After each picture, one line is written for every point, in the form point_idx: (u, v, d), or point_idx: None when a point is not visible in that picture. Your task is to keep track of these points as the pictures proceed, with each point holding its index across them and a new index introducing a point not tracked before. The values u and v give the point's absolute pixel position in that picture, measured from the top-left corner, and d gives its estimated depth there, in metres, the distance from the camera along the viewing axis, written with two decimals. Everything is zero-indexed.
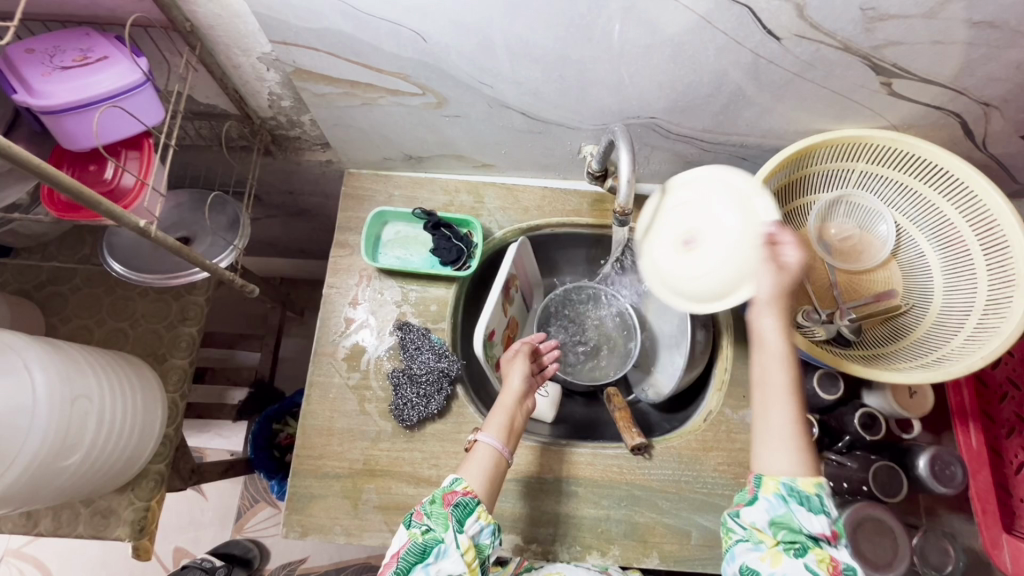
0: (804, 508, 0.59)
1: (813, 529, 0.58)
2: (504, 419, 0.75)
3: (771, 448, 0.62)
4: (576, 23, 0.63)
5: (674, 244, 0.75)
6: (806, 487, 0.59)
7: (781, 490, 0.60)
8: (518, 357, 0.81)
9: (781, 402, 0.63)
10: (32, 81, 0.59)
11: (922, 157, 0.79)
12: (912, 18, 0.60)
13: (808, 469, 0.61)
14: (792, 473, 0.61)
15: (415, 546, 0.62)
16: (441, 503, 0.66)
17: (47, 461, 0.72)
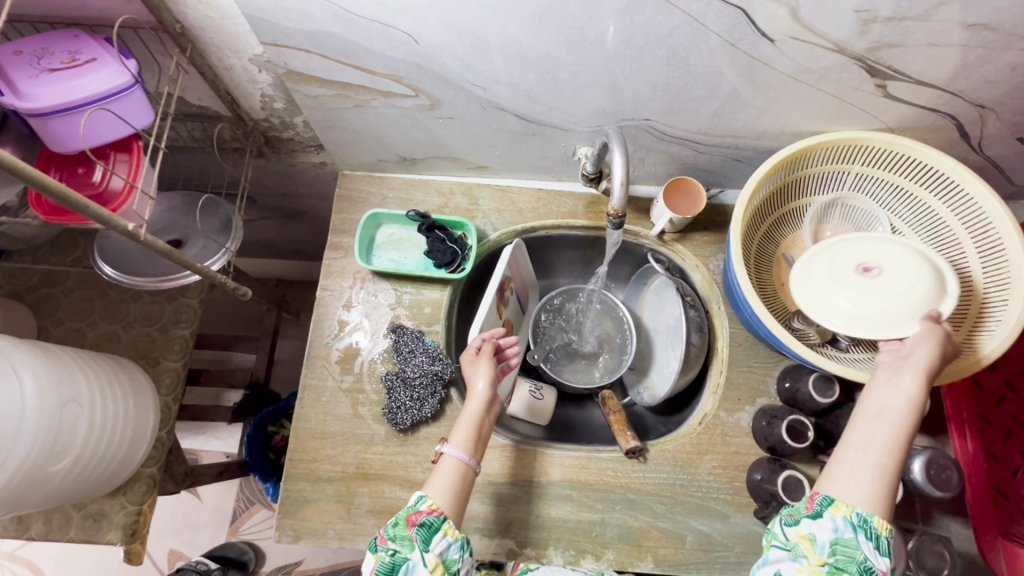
0: (870, 543, 0.58)
1: (870, 563, 0.58)
2: (470, 427, 0.73)
3: (857, 474, 0.61)
4: (569, 24, 0.63)
5: (867, 254, 0.76)
6: (878, 526, 0.59)
7: (853, 517, 0.59)
8: (482, 359, 0.78)
9: (886, 442, 0.62)
10: (20, 84, 0.59)
11: (918, 159, 0.78)
12: (907, 21, 0.60)
13: (885, 511, 0.60)
14: (870, 508, 0.59)
15: (383, 568, 0.62)
16: (405, 525, 0.65)
17: (36, 466, 0.72)
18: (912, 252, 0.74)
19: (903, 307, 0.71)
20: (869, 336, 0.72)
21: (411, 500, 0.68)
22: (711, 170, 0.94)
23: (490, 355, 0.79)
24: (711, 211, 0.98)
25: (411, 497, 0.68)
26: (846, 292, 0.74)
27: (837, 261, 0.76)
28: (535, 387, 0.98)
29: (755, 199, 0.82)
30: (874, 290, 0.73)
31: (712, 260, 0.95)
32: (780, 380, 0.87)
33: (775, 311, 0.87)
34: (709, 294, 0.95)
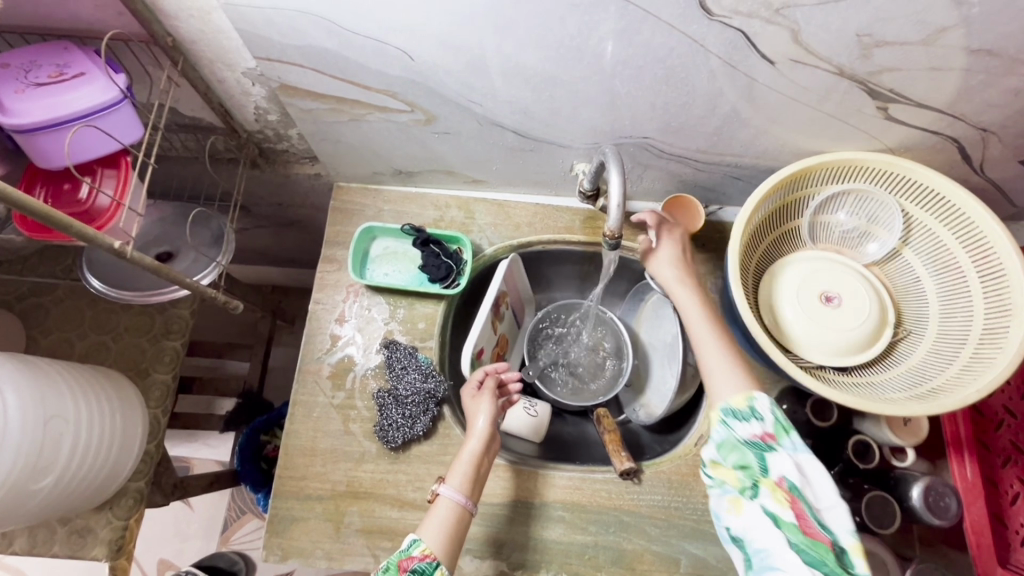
0: (741, 424, 0.64)
1: (755, 438, 0.62)
2: (469, 465, 0.72)
3: (715, 381, 0.69)
4: (566, 44, 0.62)
5: (839, 285, 0.82)
6: (740, 403, 0.65)
7: (721, 418, 0.65)
8: (485, 396, 0.78)
9: (709, 340, 0.73)
10: (5, 99, 0.58)
11: (919, 181, 0.78)
12: (910, 45, 0.59)
13: (740, 389, 0.67)
14: (728, 399, 0.66)
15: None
16: (396, 571, 0.62)
17: (18, 485, 0.70)
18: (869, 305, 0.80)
19: (830, 339, 0.78)
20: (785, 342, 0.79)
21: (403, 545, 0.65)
22: (709, 188, 0.93)
23: (491, 391, 0.79)
24: (709, 228, 0.97)
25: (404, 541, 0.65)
26: (796, 305, 0.81)
27: (808, 279, 0.82)
28: (529, 403, 0.95)
29: (754, 218, 0.81)
30: (821, 316, 0.80)
31: (709, 278, 0.94)
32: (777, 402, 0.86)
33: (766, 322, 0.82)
34: None
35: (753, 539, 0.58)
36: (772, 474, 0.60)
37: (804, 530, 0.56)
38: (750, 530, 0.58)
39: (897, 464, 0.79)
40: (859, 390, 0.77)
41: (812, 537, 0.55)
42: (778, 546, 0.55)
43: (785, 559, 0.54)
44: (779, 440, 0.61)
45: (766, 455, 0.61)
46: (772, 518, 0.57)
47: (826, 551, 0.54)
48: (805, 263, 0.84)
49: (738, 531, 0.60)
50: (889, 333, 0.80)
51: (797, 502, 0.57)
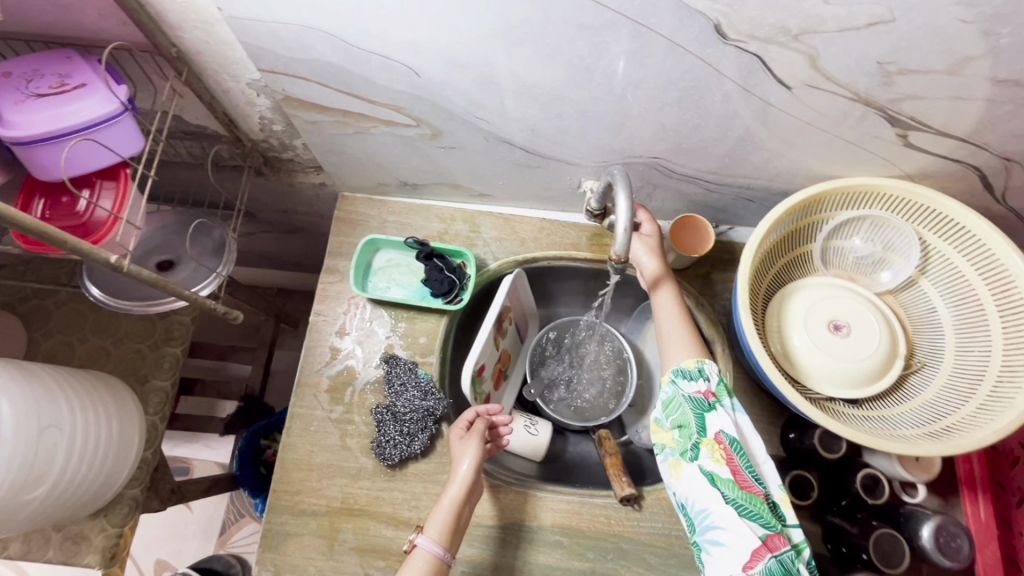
0: (686, 383, 0.68)
1: (698, 398, 0.66)
2: (448, 514, 0.71)
3: (671, 350, 0.73)
4: (576, 64, 0.60)
5: (850, 313, 0.79)
6: (690, 365, 0.69)
7: (671, 378, 0.69)
8: (474, 440, 0.76)
9: (672, 315, 0.76)
10: (4, 111, 0.57)
11: (938, 210, 0.75)
12: (933, 74, 0.57)
13: (692, 354, 0.71)
14: (680, 362, 0.70)
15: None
16: None
17: (11, 495, 0.70)
18: (881, 334, 0.78)
19: (842, 369, 0.76)
20: (795, 371, 0.77)
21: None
22: (720, 208, 0.91)
23: (480, 435, 0.77)
24: (719, 249, 0.95)
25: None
26: (806, 333, 0.78)
27: (817, 306, 0.80)
28: (530, 421, 0.95)
29: (766, 242, 0.79)
30: (831, 346, 0.77)
31: (718, 299, 0.92)
32: (783, 430, 0.84)
33: (773, 346, 0.80)
34: (713, 336, 0.90)
35: (694, 501, 0.63)
36: (711, 432, 0.64)
37: (740, 485, 0.61)
38: (691, 489, 0.63)
39: (908, 500, 0.78)
40: (870, 424, 0.75)
41: (748, 491, 0.61)
42: (718, 504, 0.61)
43: (724, 516, 0.60)
44: (720, 399, 0.66)
45: (707, 414, 0.65)
46: (711, 477, 0.62)
47: (759, 503, 0.60)
48: (815, 290, 0.82)
49: (680, 491, 0.64)
50: (901, 365, 0.78)
51: (733, 459, 0.62)
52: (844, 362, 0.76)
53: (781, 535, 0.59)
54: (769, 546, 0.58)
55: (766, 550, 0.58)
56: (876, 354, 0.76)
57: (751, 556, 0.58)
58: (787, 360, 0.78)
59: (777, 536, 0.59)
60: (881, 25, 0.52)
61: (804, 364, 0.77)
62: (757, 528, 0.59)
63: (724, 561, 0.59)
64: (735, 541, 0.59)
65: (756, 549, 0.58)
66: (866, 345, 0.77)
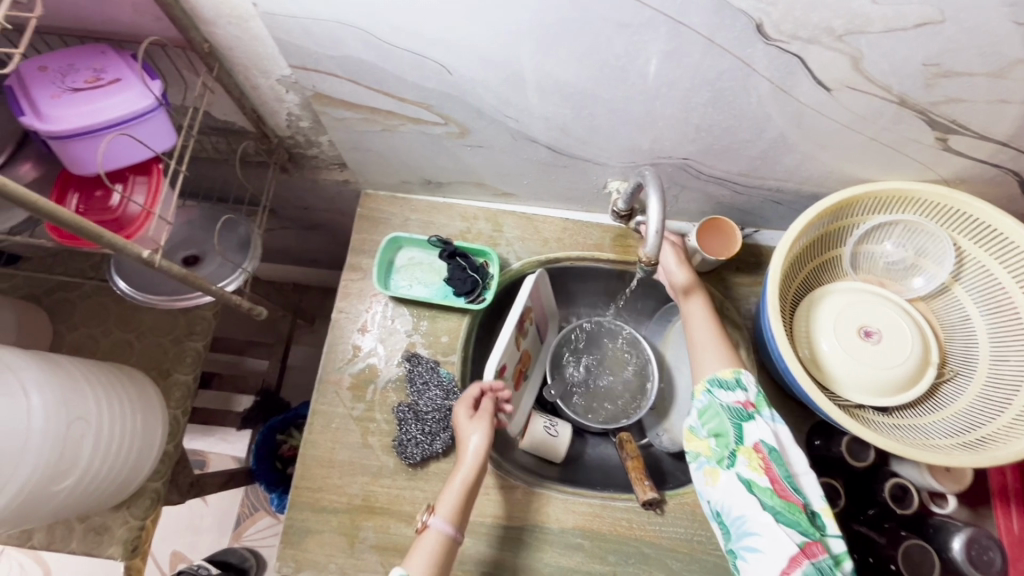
0: (723, 392, 0.68)
1: (736, 407, 0.66)
2: (457, 496, 0.71)
3: (703, 358, 0.73)
4: (611, 64, 0.60)
5: (882, 319, 0.78)
6: (727, 375, 0.69)
7: (706, 388, 0.69)
8: (483, 422, 0.75)
9: (701, 322, 0.76)
10: (40, 104, 0.57)
11: (974, 216, 0.73)
12: (977, 77, 0.56)
13: (727, 363, 0.70)
14: (716, 371, 0.70)
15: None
16: None
17: (39, 486, 0.70)
18: (913, 342, 0.76)
19: (873, 377, 0.74)
20: (824, 378, 0.76)
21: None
22: (747, 211, 0.90)
23: (490, 414, 0.76)
24: (745, 251, 0.94)
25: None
26: (836, 339, 0.77)
27: (846, 311, 0.79)
28: (550, 422, 0.95)
29: (797, 246, 0.77)
30: (862, 352, 0.76)
31: (743, 303, 0.91)
32: (810, 436, 0.83)
33: (801, 351, 0.79)
34: (734, 338, 0.89)
35: (730, 507, 0.62)
36: (750, 440, 0.64)
37: (779, 493, 0.60)
38: (727, 496, 0.62)
39: (936, 511, 0.76)
40: (901, 433, 0.74)
41: (786, 500, 0.60)
42: (755, 510, 0.60)
43: (760, 522, 0.59)
44: (759, 409, 0.65)
45: (745, 423, 0.65)
46: (748, 484, 0.61)
47: (797, 511, 0.59)
48: (845, 295, 0.81)
49: (716, 499, 0.63)
50: (934, 374, 0.76)
51: (772, 468, 0.62)
52: (875, 370, 0.74)
53: (819, 543, 0.58)
54: (807, 553, 0.57)
55: (804, 557, 0.57)
56: (908, 362, 0.75)
57: (788, 563, 0.57)
58: (815, 366, 0.77)
59: (815, 545, 0.58)
60: (929, 26, 0.51)
61: (833, 370, 0.76)
62: (794, 535, 0.58)
63: (759, 567, 0.58)
64: (771, 546, 0.58)
65: (793, 556, 0.56)
66: (898, 352, 0.75)
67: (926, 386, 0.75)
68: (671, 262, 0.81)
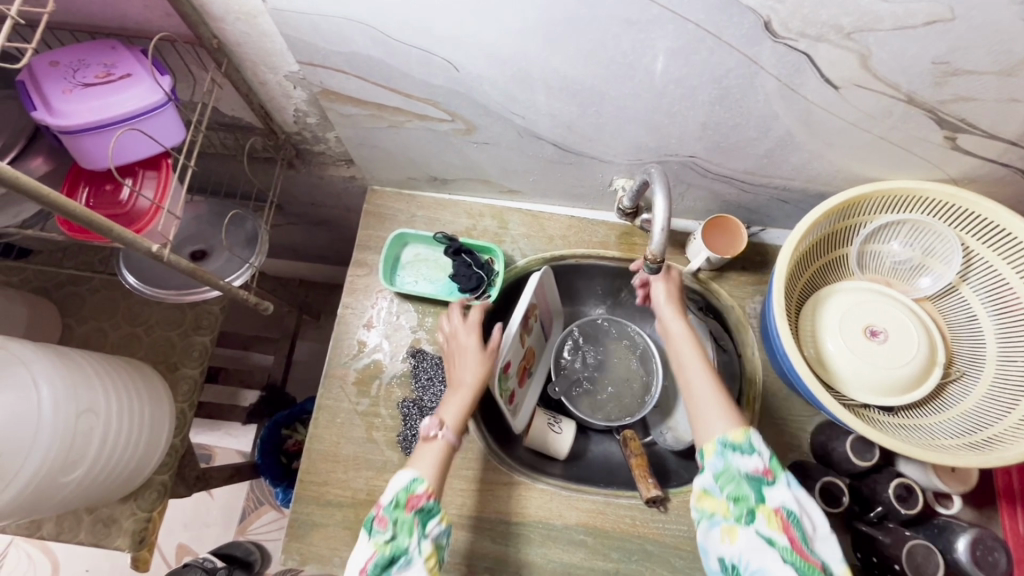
0: (738, 454, 0.62)
1: (755, 469, 0.61)
2: (461, 407, 0.73)
3: (709, 416, 0.66)
4: (618, 61, 0.60)
5: (889, 318, 0.78)
6: (738, 437, 0.63)
7: (717, 449, 0.63)
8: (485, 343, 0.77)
9: (699, 371, 0.70)
10: (53, 100, 0.58)
11: (983, 216, 0.73)
12: (987, 75, 0.56)
13: (737, 423, 0.64)
14: (725, 431, 0.64)
15: (380, 565, 0.60)
16: (405, 509, 0.63)
17: (49, 477, 0.71)
18: (919, 342, 0.76)
19: (878, 376, 0.74)
20: (829, 377, 0.76)
21: (401, 483, 0.66)
22: (754, 209, 0.90)
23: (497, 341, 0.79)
24: (751, 249, 0.94)
25: (400, 481, 0.66)
26: (841, 338, 0.77)
27: (852, 311, 0.79)
28: (555, 419, 0.96)
29: (803, 244, 0.77)
30: (867, 351, 0.76)
31: (749, 301, 0.91)
32: (816, 435, 0.83)
33: (806, 351, 0.79)
34: (745, 337, 0.90)
35: (747, 568, 0.57)
36: (770, 502, 0.59)
37: (800, 555, 0.56)
38: (746, 559, 0.57)
39: (941, 511, 0.76)
40: (906, 433, 0.74)
41: (808, 561, 0.55)
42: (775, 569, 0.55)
43: None
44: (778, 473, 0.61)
45: (764, 486, 0.60)
46: (769, 548, 0.56)
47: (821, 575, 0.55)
48: (851, 294, 0.80)
49: (733, 561, 0.58)
50: (941, 374, 0.76)
51: (793, 529, 0.57)
52: (881, 368, 0.74)
53: None
54: None
55: None
56: (914, 361, 0.75)
57: None
58: (821, 366, 0.77)
59: None
60: (939, 24, 0.50)
61: (839, 369, 0.75)
62: None
63: None
64: None
65: None
66: (905, 351, 0.75)
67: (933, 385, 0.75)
68: (662, 299, 0.78)
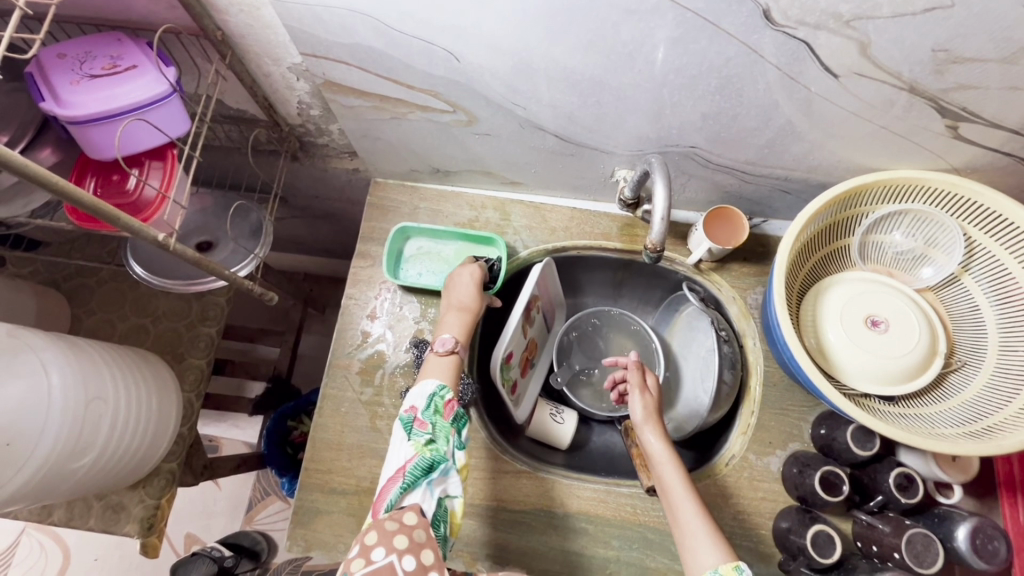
0: None
1: None
2: (462, 322, 0.79)
3: (697, 546, 0.62)
4: (617, 50, 0.60)
5: (891, 310, 0.78)
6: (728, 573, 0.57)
7: None
8: (469, 264, 0.84)
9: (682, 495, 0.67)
10: (61, 91, 0.59)
11: (984, 205, 0.72)
12: (988, 63, 0.55)
13: (727, 556, 0.59)
14: (716, 565, 0.59)
15: (423, 461, 0.62)
16: (443, 415, 0.67)
17: (58, 464, 0.72)
18: (920, 332, 0.76)
19: (879, 367, 0.74)
20: (830, 368, 0.76)
21: (430, 389, 0.69)
22: (755, 201, 0.90)
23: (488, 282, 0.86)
24: (752, 241, 0.94)
25: (427, 388, 0.69)
26: (842, 329, 0.77)
27: (853, 301, 0.79)
28: (556, 410, 0.96)
29: (804, 235, 0.77)
30: (868, 342, 0.76)
31: (750, 292, 0.91)
32: (816, 426, 0.83)
33: (807, 342, 0.79)
34: (745, 328, 0.91)
35: None
36: None
37: None
38: None
39: (942, 500, 0.77)
40: (907, 422, 0.74)
41: None
42: None
43: None
44: None
45: None
46: None
47: None
48: (852, 285, 0.81)
49: None
50: (942, 364, 0.76)
51: None
52: (883, 360, 0.74)
53: None
54: None
55: None
56: (915, 351, 0.75)
57: None
58: (824, 359, 0.77)
59: None
60: (938, 11, 0.50)
61: (840, 360, 0.76)
62: None
63: None
64: None
65: None
66: (908, 343, 0.75)
67: (934, 372, 0.75)
68: (637, 410, 0.77)
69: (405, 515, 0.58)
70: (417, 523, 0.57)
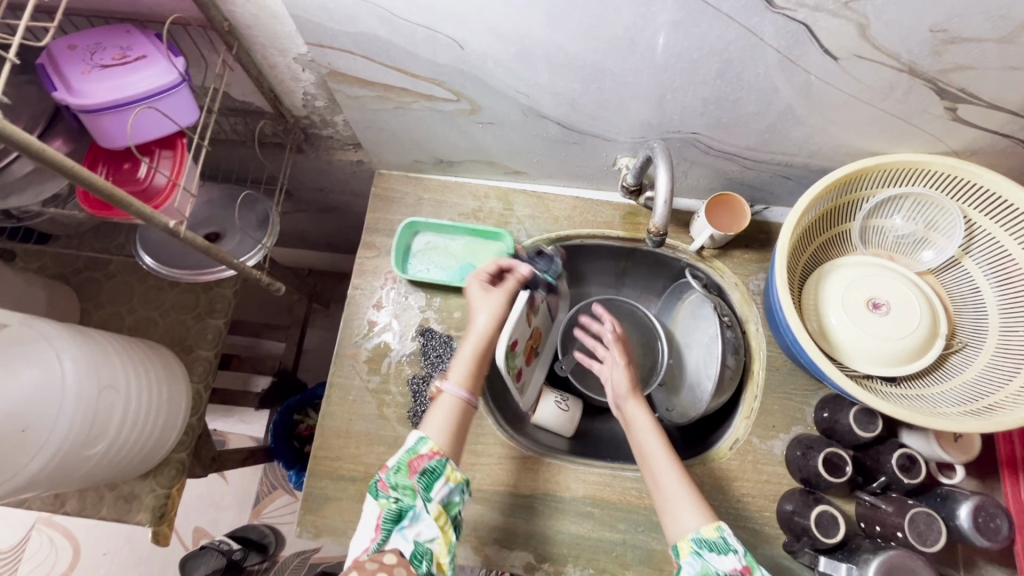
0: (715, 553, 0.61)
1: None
2: (462, 360, 0.76)
3: (680, 511, 0.65)
4: (619, 35, 0.60)
5: (892, 292, 0.78)
6: (712, 534, 0.62)
7: (693, 547, 0.62)
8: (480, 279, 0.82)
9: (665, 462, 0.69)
10: (72, 81, 0.60)
11: (983, 186, 0.73)
12: (986, 43, 0.56)
13: (708, 517, 0.64)
14: (698, 527, 0.63)
15: (390, 513, 0.63)
16: (407, 473, 0.66)
17: (73, 450, 0.74)
18: (920, 313, 0.77)
19: (878, 349, 0.75)
20: (830, 351, 0.77)
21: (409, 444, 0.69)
22: (757, 187, 0.90)
23: (507, 290, 0.81)
24: (754, 227, 0.95)
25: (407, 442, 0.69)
26: (844, 313, 0.78)
27: (854, 285, 0.80)
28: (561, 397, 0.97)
29: (805, 219, 0.78)
30: (868, 324, 0.76)
31: (752, 278, 0.92)
32: (818, 409, 0.84)
33: (809, 327, 0.80)
34: (747, 313, 0.92)
35: None
36: None
37: None
38: None
39: (945, 481, 0.77)
40: (908, 402, 0.75)
41: None
42: None
43: None
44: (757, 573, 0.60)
45: None
46: None
47: None
48: (853, 269, 0.81)
49: None
50: (943, 346, 0.77)
51: None
52: (882, 341, 0.75)
53: None
54: None
55: None
56: (915, 332, 0.76)
57: None
58: (824, 342, 0.78)
59: None
60: None
61: (840, 343, 0.76)
62: None
63: None
64: None
65: None
66: (908, 324, 0.76)
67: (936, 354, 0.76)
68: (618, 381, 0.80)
69: (385, 555, 0.59)
70: (397, 561, 0.59)
